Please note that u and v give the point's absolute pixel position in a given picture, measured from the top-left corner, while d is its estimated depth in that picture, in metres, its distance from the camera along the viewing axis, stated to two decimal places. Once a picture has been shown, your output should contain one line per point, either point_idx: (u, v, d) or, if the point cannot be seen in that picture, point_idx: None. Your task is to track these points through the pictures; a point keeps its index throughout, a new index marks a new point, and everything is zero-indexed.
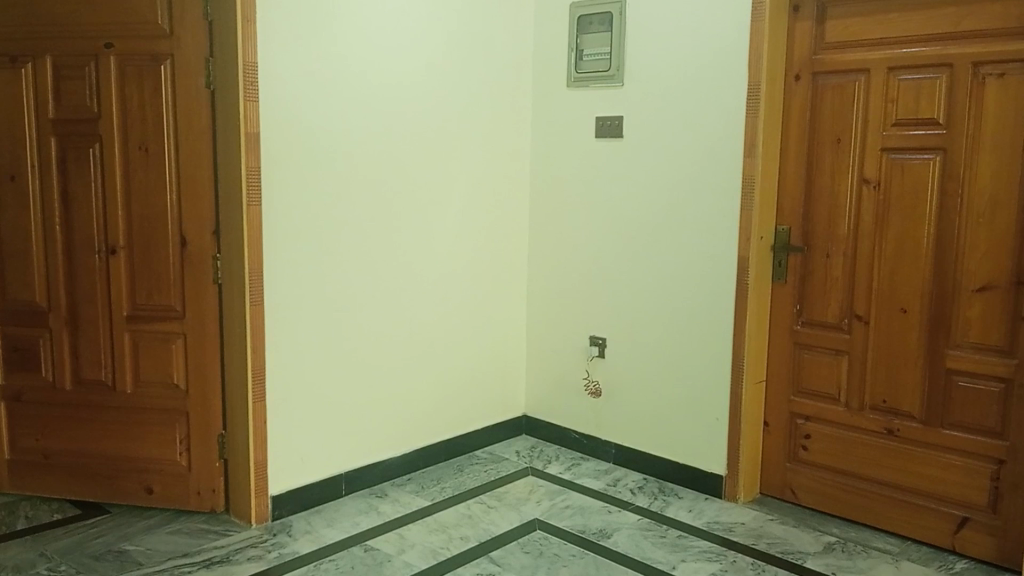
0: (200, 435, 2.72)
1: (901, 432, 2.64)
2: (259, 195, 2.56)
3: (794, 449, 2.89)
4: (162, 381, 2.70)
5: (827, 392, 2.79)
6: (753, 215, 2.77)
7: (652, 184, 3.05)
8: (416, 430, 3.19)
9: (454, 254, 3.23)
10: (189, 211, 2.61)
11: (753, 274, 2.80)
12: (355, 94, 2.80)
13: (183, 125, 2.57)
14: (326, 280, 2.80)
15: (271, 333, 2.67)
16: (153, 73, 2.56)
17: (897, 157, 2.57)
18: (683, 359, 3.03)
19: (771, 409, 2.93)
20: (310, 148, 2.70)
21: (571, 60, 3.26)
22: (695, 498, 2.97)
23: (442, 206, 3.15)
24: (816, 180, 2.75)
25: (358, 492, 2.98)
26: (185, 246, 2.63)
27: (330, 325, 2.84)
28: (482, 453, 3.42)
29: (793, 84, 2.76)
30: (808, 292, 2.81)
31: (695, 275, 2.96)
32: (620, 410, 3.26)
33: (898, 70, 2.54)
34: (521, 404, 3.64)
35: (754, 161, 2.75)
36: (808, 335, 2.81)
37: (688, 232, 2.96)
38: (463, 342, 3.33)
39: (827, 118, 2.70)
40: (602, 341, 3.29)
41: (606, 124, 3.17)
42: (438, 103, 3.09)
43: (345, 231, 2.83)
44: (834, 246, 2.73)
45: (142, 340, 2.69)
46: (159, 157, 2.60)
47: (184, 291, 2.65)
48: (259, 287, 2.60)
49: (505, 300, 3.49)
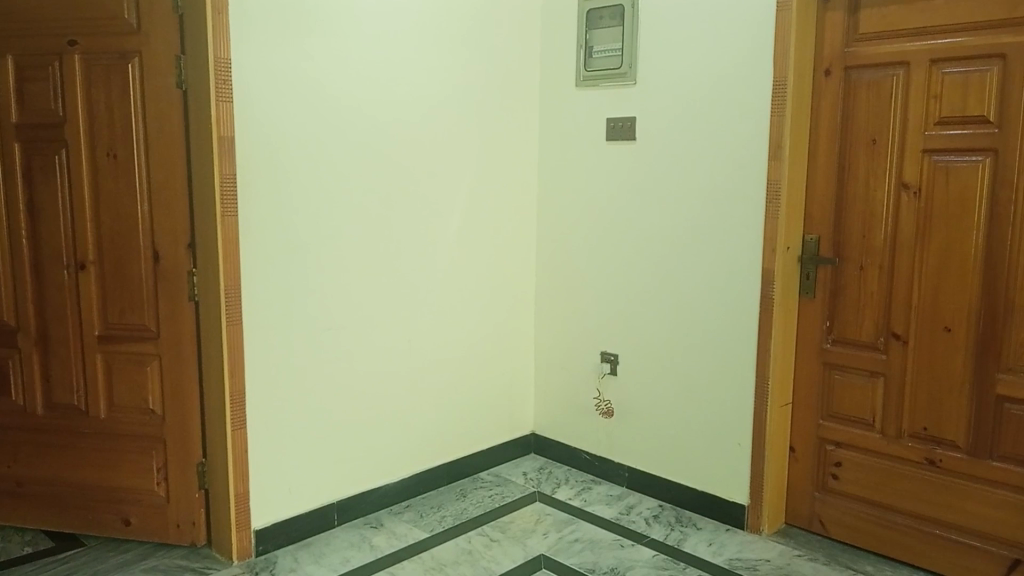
0: (178, 465, 2.51)
1: (944, 462, 2.40)
2: (235, 205, 2.35)
3: (823, 477, 2.66)
4: (136, 406, 2.50)
5: (861, 417, 2.55)
6: (779, 224, 2.53)
7: (668, 190, 2.81)
8: (416, 454, 2.97)
9: (456, 264, 3.00)
10: (162, 222, 2.41)
11: (779, 289, 2.56)
12: (345, 94, 2.58)
13: (154, 129, 2.37)
14: (315, 295, 2.59)
15: (253, 354, 2.46)
16: (120, 73, 2.35)
17: (941, 160, 2.32)
18: (703, 380, 2.79)
19: (798, 433, 2.70)
20: (297, 153, 2.49)
21: (581, 57, 3.02)
22: (716, 529, 2.73)
23: (442, 212, 2.93)
24: (849, 184, 2.50)
25: (351, 522, 2.77)
26: (158, 260, 2.43)
27: (320, 345, 2.63)
28: (487, 474, 3.20)
29: (823, 80, 2.52)
30: (840, 307, 2.56)
31: (715, 289, 2.72)
32: (633, 431, 3.03)
33: (942, 63, 2.29)
34: (529, 422, 3.42)
35: (779, 164, 2.50)
36: (839, 354, 2.57)
37: (707, 243, 2.73)
38: (466, 357, 3.11)
39: (861, 117, 2.45)
40: (614, 357, 3.06)
41: (618, 125, 2.93)
42: (438, 101, 2.86)
43: (336, 243, 2.62)
44: (868, 258, 2.49)
45: (115, 362, 2.49)
46: (128, 164, 2.39)
47: (158, 310, 2.45)
48: (237, 306, 2.39)
49: (512, 311, 3.26)
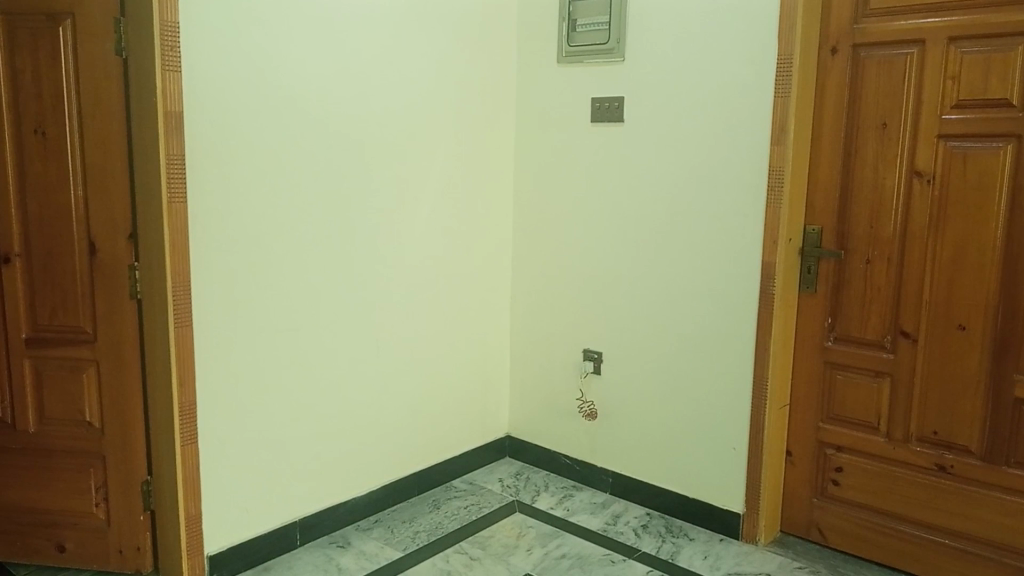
0: (120, 484, 2.23)
1: (955, 468, 2.26)
2: (184, 191, 2.09)
3: (822, 482, 2.51)
4: (69, 417, 2.21)
5: (865, 420, 2.40)
6: (782, 214, 2.35)
7: (658, 176, 2.62)
8: (386, 462, 2.73)
9: (428, 255, 2.77)
10: (98, 210, 2.14)
11: (780, 283, 2.38)
12: (304, 71, 2.32)
13: (89, 104, 2.10)
14: (273, 292, 2.33)
15: (204, 359, 2.19)
16: (49, 39, 2.07)
17: (958, 146, 2.15)
18: (695, 380, 2.61)
19: (795, 437, 2.54)
20: (253, 132, 2.23)
21: (564, 31, 2.79)
22: (709, 540, 2.56)
23: (413, 199, 2.68)
24: (856, 172, 2.33)
25: (315, 541, 2.52)
26: (94, 253, 2.15)
27: (280, 346, 2.37)
28: (461, 482, 2.97)
29: (829, 59, 2.33)
30: (843, 303, 2.40)
31: (710, 283, 2.54)
32: (618, 434, 2.84)
33: (961, 41, 2.11)
34: (503, 423, 3.20)
35: (782, 149, 2.32)
36: (842, 353, 2.41)
37: (701, 234, 2.54)
38: (438, 354, 2.88)
39: (871, 98, 2.27)
40: (597, 355, 2.85)
41: (604, 106, 2.72)
42: (408, 77, 2.61)
43: (298, 234, 2.37)
44: (875, 250, 2.32)
45: (45, 369, 2.20)
46: (59, 144, 2.11)
47: (95, 310, 2.17)
48: (186, 305, 2.12)
49: (486, 306, 3.03)
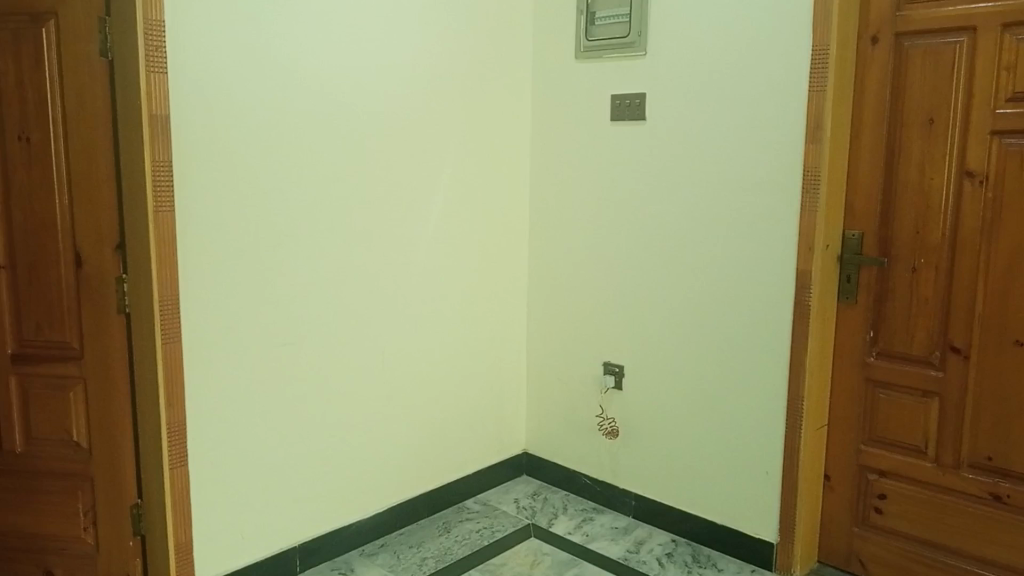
0: (109, 508, 2.11)
1: (1011, 498, 2.04)
2: (171, 197, 1.97)
3: (863, 509, 2.30)
4: (57, 437, 2.09)
5: (910, 443, 2.19)
6: (818, 218, 2.16)
7: (682, 178, 2.44)
8: (394, 482, 2.60)
9: (438, 263, 2.62)
10: (84, 219, 2.01)
11: (817, 294, 2.19)
12: (300, 72, 2.20)
13: (74, 108, 1.97)
14: (268, 304, 2.21)
15: (194, 376, 2.08)
16: (32, 40, 1.95)
17: (1013, 143, 1.94)
18: (722, 398, 2.43)
19: (834, 460, 2.34)
20: (247, 136, 2.11)
21: (582, 25, 2.63)
22: (738, 570, 2.37)
23: (420, 205, 2.54)
24: (900, 173, 2.13)
25: (317, 568, 2.38)
26: (81, 266, 2.03)
27: (276, 362, 2.24)
28: (474, 503, 2.82)
29: (869, 49, 2.14)
30: (887, 314, 2.20)
31: (739, 293, 2.36)
32: (641, 454, 2.66)
33: (1016, 27, 1.90)
34: (520, 440, 3.04)
35: (819, 148, 2.14)
36: (885, 369, 2.21)
37: (729, 240, 2.36)
38: (451, 368, 2.73)
39: (916, 92, 2.07)
40: (619, 369, 2.68)
41: (623, 103, 2.55)
42: (415, 76, 2.47)
43: (294, 242, 2.24)
44: (922, 258, 2.12)
45: (32, 387, 2.08)
46: (43, 149, 1.99)
47: (81, 324, 2.05)
48: (175, 320, 2.01)
49: (502, 316, 2.88)
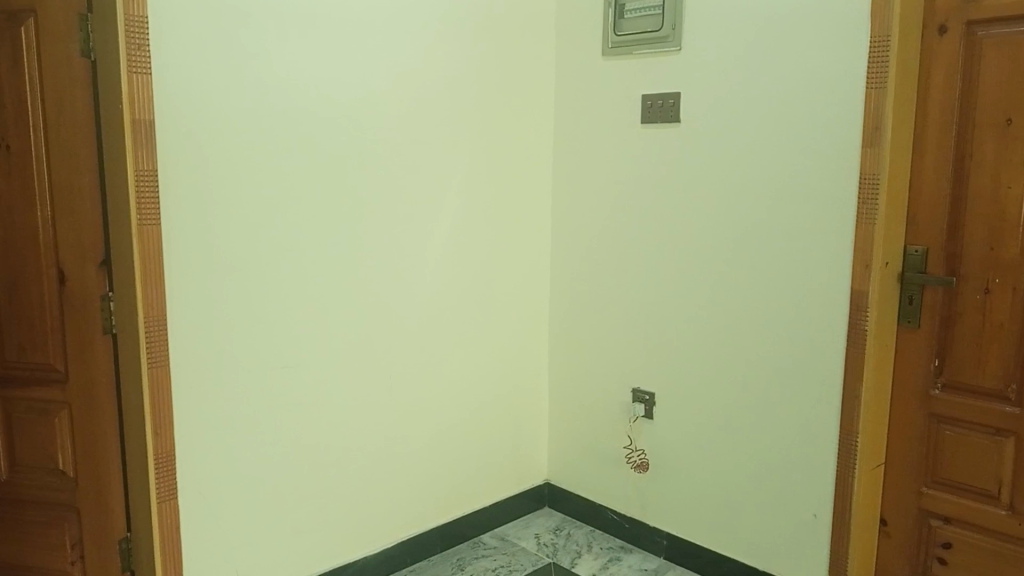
0: (96, 542, 1.97)
1: None
2: (156, 211, 1.81)
3: (924, 560, 2.04)
4: (42, 465, 1.96)
5: (981, 486, 1.93)
6: (875, 233, 1.92)
7: (718, 189, 2.22)
8: (405, 514, 2.42)
9: (450, 279, 2.44)
10: (66, 233, 1.85)
11: (874, 318, 1.95)
12: (297, 73, 2.03)
13: (55, 112, 1.81)
14: (265, 327, 2.05)
15: (182, 405, 1.92)
16: (9, 40, 1.79)
17: None
18: (761, 433, 2.20)
19: (891, 503, 2.09)
20: (240, 146, 1.96)
21: (609, 17, 2.42)
22: None
23: (430, 219, 2.37)
24: (970, 182, 1.86)
25: None
26: (64, 283, 1.87)
27: (271, 390, 2.08)
28: (491, 538, 2.63)
29: (935, 40, 1.87)
30: (953, 341, 1.94)
31: (782, 318, 2.13)
32: (672, 491, 2.44)
33: None
34: (542, 469, 2.84)
35: (876, 155, 1.89)
36: (952, 404, 1.95)
37: (772, 259, 2.13)
38: (466, 391, 2.55)
39: (990, 89, 1.81)
40: (648, 398, 2.46)
41: (654, 104, 2.33)
42: (425, 78, 2.30)
43: (290, 260, 2.08)
44: (995, 278, 1.85)
45: (16, 412, 1.95)
46: (22, 159, 1.83)
47: (65, 346, 1.89)
48: (161, 347, 1.85)
49: (522, 334, 2.69)
